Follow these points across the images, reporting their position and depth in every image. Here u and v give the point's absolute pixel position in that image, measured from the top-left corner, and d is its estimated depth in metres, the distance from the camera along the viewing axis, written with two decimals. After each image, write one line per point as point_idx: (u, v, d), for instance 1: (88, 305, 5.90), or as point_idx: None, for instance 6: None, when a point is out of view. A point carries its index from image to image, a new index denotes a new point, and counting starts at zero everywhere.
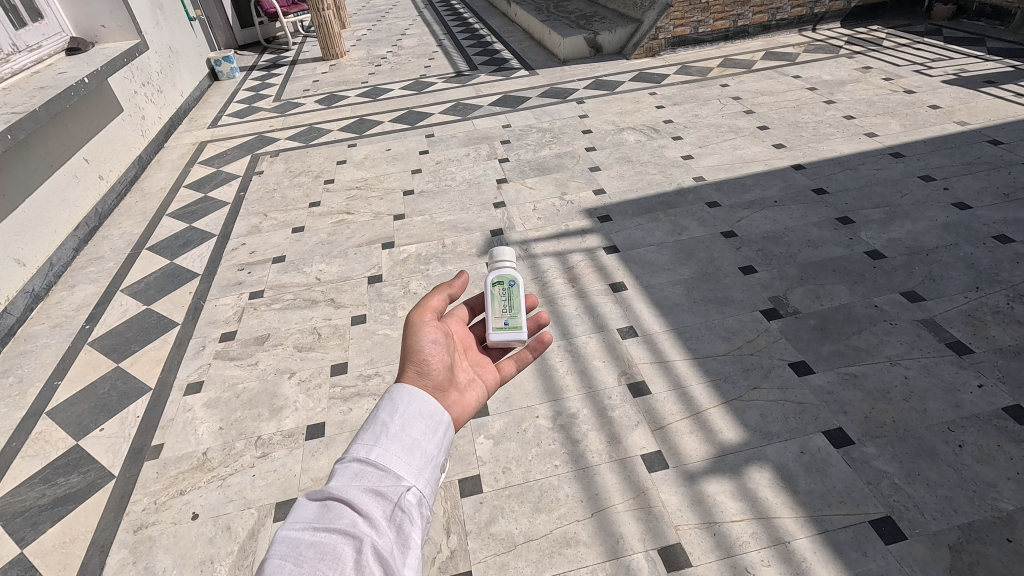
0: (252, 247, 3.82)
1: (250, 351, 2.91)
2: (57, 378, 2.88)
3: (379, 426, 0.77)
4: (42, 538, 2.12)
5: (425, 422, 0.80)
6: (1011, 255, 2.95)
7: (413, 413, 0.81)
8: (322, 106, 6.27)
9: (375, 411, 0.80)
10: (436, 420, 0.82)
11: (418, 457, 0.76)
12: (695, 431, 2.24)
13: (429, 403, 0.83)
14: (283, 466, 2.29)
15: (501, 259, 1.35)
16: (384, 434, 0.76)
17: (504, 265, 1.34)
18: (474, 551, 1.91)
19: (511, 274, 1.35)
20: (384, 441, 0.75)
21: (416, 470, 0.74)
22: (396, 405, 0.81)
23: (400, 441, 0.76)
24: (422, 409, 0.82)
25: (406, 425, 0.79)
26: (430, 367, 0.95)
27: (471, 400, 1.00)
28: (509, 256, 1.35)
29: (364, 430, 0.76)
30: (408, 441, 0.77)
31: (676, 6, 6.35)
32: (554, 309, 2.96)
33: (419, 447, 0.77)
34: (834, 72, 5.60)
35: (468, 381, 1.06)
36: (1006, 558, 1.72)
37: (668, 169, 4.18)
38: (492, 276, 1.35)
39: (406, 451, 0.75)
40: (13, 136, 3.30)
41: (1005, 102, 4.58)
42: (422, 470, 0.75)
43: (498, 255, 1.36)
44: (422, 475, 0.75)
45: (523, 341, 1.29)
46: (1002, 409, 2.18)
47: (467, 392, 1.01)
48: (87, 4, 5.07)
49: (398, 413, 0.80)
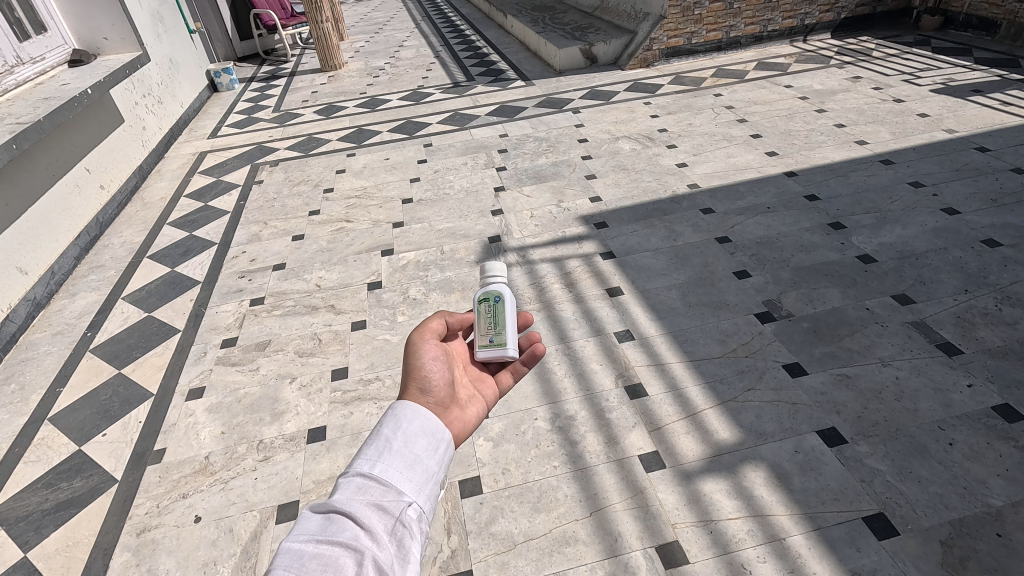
0: (253, 255, 3.86)
1: (251, 356, 2.95)
2: (60, 385, 2.90)
3: (383, 442, 0.80)
4: (45, 542, 2.14)
5: (427, 439, 0.84)
6: (999, 259, 3.02)
7: (416, 430, 0.85)
8: (322, 116, 6.34)
9: (378, 427, 0.84)
10: (438, 438, 0.86)
11: (419, 474, 0.79)
12: (691, 431, 2.27)
13: (431, 420, 0.87)
14: (285, 469, 2.31)
15: (491, 275, 1.37)
16: (387, 450, 0.80)
17: (493, 281, 1.36)
18: (475, 551, 1.94)
19: (497, 291, 1.35)
20: (387, 457, 0.79)
21: (417, 486, 0.78)
22: (399, 422, 0.84)
23: (402, 457, 0.80)
24: (424, 426, 0.86)
25: (408, 441, 0.82)
26: (433, 385, 0.98)
27: (471, 416, 1.03)
28: (499, 273, 1.37)
29: (368, 446, 0.80)
30: (410, 457, 0.81)
31: (670, 17, 6.48)
32: (551, 314, 3.00)
33: (420, 464, 0.81)
34: (824, 82, 5.71)
35: (468, 397, 1.10)
36: (996, 553, 1.76)
37: (663, 177, 4.25)
38: (480, 293, 1.35)
39: (409, 467, 0.79)
40: (18, 146, 3.35)
41: (992, 110, 4.68)
42: (423, 485, 0.79)
43: (488, 272, 1.38)
44: (422, 491, 0.78)
45: (511, 357, 1.23)
46: (991, 408, 2.22)
47: (468, 408, 1.05)
48: (89, 16, 5.14)
49: (400, 430, 0.84)
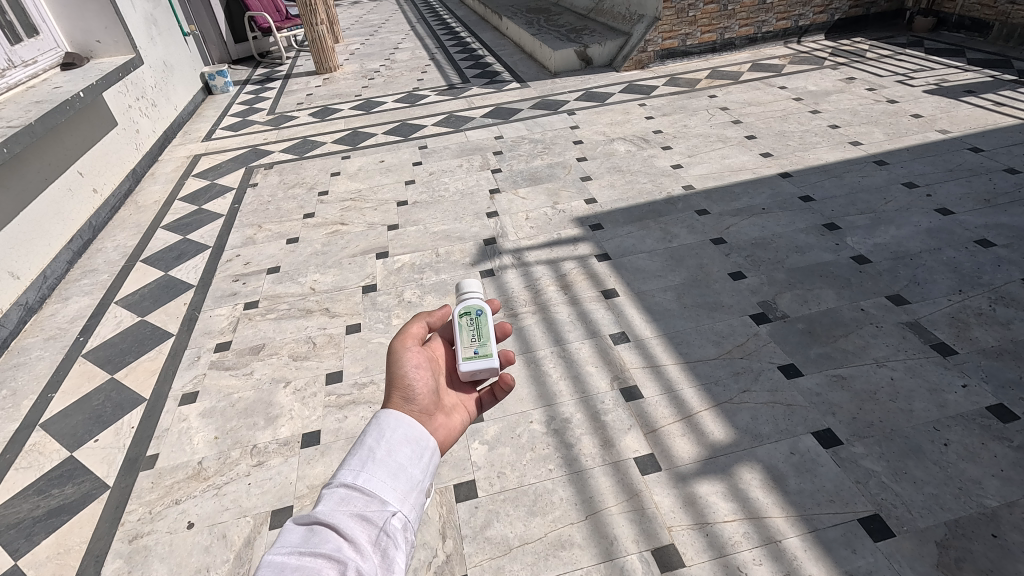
0: (247, 258, 3.84)
1: (246, 360, 2.93)
2: (51, 391, 2.87)
3: (366, 452, 0.79)
4: (36, 550, 2.11)
5: (411, 447, 0.83)
6: (992, 259, 3.03)
7: (399, 438, 0.83)
8: (317, 119, 6.33)
9: (362, 437, 0.82)
10: (422, 446, 0.85)
11: (404, 482, 0.78)
12: (686, 433, 2.27)
13: (415, 428, 0.86)
14: (278, 474, 2.30)
15: (467, 292, 1.29)
16: (370, 460, 0.78)
17: (471, 296, 1.28)
18: (469, 555, 1.93)
19: (478, 304, 1.27)
20: (370, 467, 0.77)
21: (401, 496, 0.77)
22: (382, 431, 0.83)
23: (385, 466, 0.78)
24: (408, 434, 0.85)
25: (392, 450, 0.81)
26: (416, 393, 0.97)
27: (456, 424, 1.02)
28: (476, 288, 1.29)
29: (351, 456, 0.78)
30: (394, 466, 0.79)
31: (664, 19, 6.50)
32: (547, 316, 3.00)
33: (405, 472, 0.79)
34: (818, 83, 5.74)
35: (453, 404, 1.08)
36: (992, 554, 1.76)
37: (658, 178, 4.25)
38: (459, 307, 1.27)
39: (393, 477, 0.78)
40: (9, 150, 3.33)
41: (985, 110, 4.71)
42: (408, 494, 0.78)
43: (465, 290, 1.30)
44: (407, 500, 0.77)
45: (495, 369, 1.16)
46: (985, 408, 2.23)
47: (454, 415, 1.04)
48: (83, 20, 5.12)
49: (384, 439, 0.82)
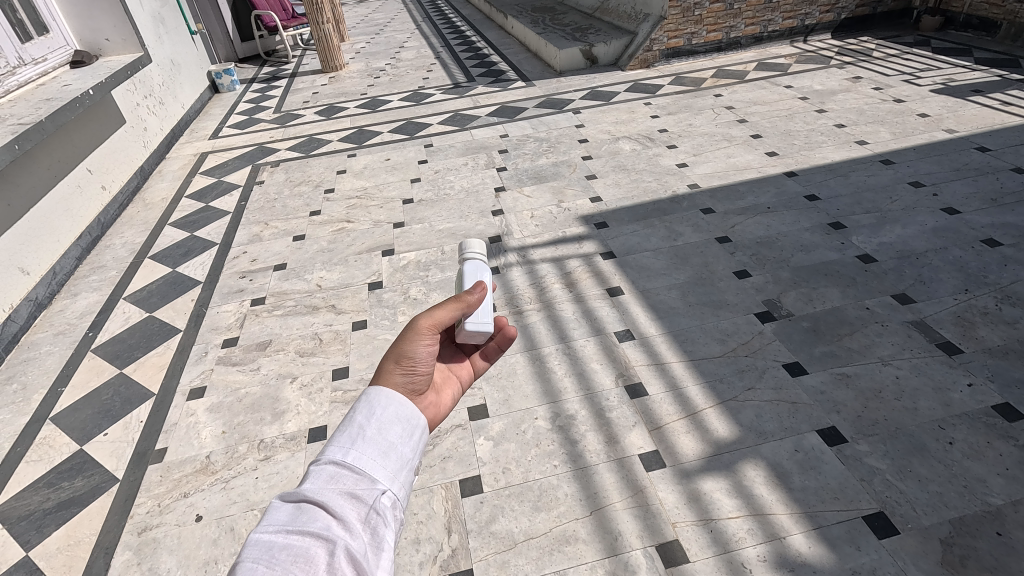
0: (253, 255, 3.87)
1: (252, 356, 2.95)
2: (62, 385, 2.91)
3: (355, 430, 0.80)
4: (47, 541, 2.14)
5: (402, 426, 0.84)
6: (999, 258, 3.02)
7: (389, 417, 0.84)
8: (323, 117, 6.35)
9: (352, 415, 0.83)
10: (412, 424, 0.85)
11: (394, 461, 0.79)
12: (690, 431, 2.28)
13: (406, 407, 0.86)
14: (285, 469, 2.32)
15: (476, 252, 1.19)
16: (360, 438, 0.79)
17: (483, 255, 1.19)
18: (475, 550, 1.95)
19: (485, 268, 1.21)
20: (360, 445, 0.78)
21: (391, 474, 0.78)
22: (373, 409, 0.84)
23: (375, 445, 0.79)
24: (399, 412, 0.86)
25: (382, 429, 0.82)
26: (416, 372, 0.96)
27: (445, 400, 1.05)
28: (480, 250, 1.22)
29: (340, 433, 0.79)
30: (384, 444, 0.80)
31: (669, 18, 6.50)
32: (551, 313, 3.01)
33: (395, 451, 0.81)
34: (824, 82, 5.73)
35: (443, 379, 1.10)
36: (996, 551, 1.76)
37: (664, 177, 4.25)
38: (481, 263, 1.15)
39: (382, 455, 0.79)
40: (20, 147, 3.36)
41: (993, 110, 4.68)
42: (398, 473, 0.79)
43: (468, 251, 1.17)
44: (396, 479, 0.78)
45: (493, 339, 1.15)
46: (991, 407, 2.22)
47: (443, 392, 1.06)
48: (92, 19, 5.17)
49: (374, 417, 0.83)
